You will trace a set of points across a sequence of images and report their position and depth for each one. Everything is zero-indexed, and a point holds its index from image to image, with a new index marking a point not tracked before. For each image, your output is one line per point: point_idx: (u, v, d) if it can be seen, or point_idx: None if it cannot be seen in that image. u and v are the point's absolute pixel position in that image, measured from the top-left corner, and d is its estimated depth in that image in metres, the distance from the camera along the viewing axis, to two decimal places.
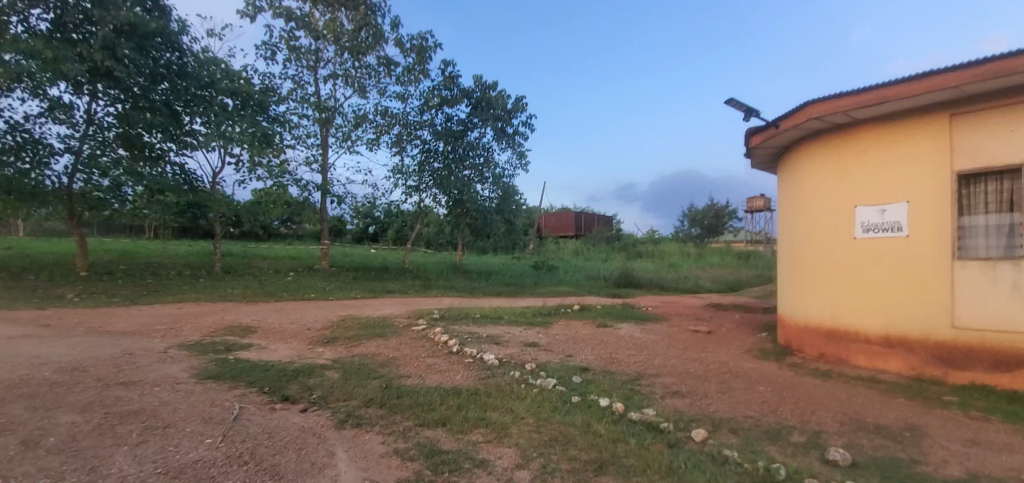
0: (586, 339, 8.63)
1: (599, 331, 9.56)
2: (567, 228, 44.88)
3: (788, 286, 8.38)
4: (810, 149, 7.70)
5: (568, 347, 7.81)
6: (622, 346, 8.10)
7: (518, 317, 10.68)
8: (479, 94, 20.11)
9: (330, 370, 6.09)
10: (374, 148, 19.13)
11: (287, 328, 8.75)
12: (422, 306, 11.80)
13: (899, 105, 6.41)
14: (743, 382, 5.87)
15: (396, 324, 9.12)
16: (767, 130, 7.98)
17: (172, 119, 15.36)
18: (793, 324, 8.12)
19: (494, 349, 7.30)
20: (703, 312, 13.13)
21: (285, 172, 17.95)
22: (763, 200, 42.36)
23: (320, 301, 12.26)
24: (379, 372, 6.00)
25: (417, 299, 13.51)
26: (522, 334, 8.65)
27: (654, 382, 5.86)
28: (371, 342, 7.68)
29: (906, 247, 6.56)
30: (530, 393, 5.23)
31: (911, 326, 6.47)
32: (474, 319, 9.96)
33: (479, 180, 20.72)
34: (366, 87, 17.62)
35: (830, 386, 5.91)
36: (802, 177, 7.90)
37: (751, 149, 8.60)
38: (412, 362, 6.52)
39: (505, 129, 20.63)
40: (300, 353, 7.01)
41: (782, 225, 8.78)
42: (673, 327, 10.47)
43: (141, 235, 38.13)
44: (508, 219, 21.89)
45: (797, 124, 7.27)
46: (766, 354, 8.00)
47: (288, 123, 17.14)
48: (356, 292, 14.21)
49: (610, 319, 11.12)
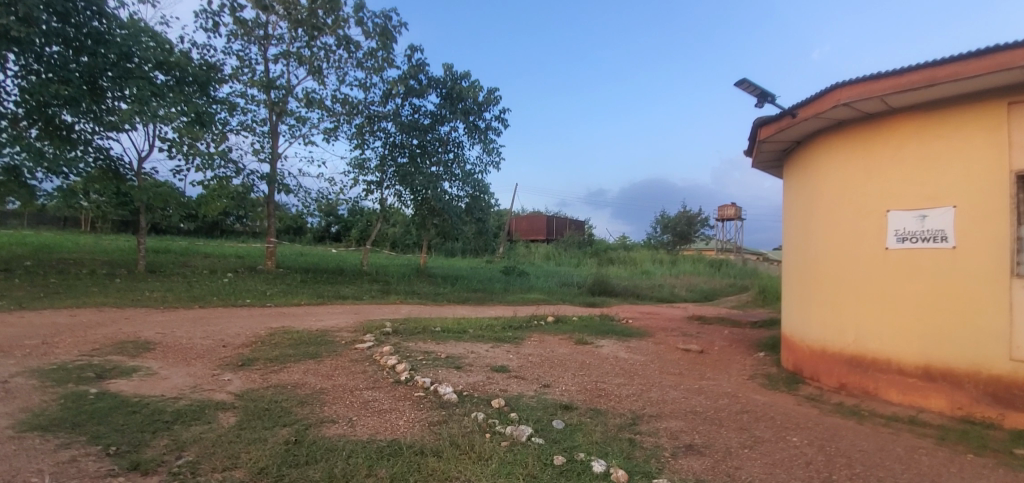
0: (563, 361, 7.26)
1: (577, 350, 8.21)
2: (539, 232, 43.61)
3: (798, 302, 7.23)
4: (830, 143, 6.57)
5: (543, 372, 6.45)
6: (608, 371, 6.75)
7: (485, 331, 9.23)
8: (451, 84, 18.64)
9: (229, 412, 4.50)
10: (331, 139, 17.39)
11: (197, 345, 7.02)
12: (373, 316, 10.22)
13: (947, 89, 5.31)
14: (769, 429, 4.59)
15: (337, 341, 7.49)
16: (780, 121, 6.80)
17: (82, 88, 13.04)
18: (804, 347, 6.96)
19: (453, 377, 5.81)
20: (689, 326, 11.96)
21: (229, 159, 16.02)
22: (734, 209, 42.30)
23: (255, 308, 10.48)
24: (294, 414, 4.44)
25: (369, 307, 11.91)
26: (488, 356, 7.18)
27: (657, 429, 4.50)
28: (298, 366, 6.06)
29: (951, 261, 5.44)
30: (498, 451, 3.83)
31: (958, 357, 5.33)
32: (433, 334, 8.43)
33: (448, 177, 19.18)
34: (322, 71, 15.95)
35: (875, 433, 4.71)
36: (820, 176, 6.76)
37: (757, 143, 7.43)
38: (346, 398, 4.97)
39: (477, 123, 19.22)
40: (195, 383, 5.37)
41: (791, 233, 7.65)
42: (661, 344, 9.23)
43: (76, 228, 35.01)
44: (477, 219, 20.43)
45: (821, 111, 6.11)
46: (774, 382, 6.81)
47: (233, 106, 15.32)
48: (301, 297, 12.41)
49: (589, 334, 9.79)
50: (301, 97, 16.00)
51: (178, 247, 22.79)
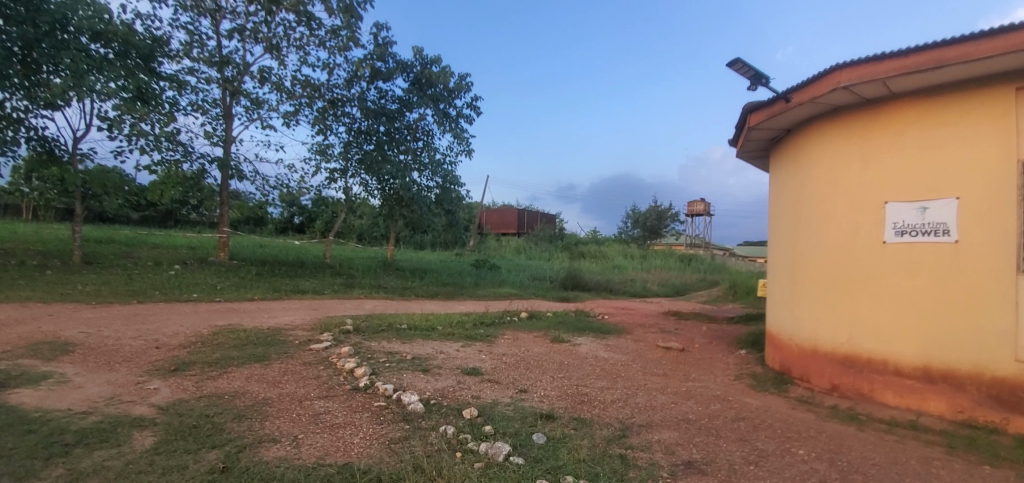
0: (540, 362, 6.72)
1: (554, 349, 7.68)
2: (510, 226, 43.03)
3: (786, 299, 6.87)
4: (824, 131, 6.19)
5: (519, 375, 5.88)
6: (589, 373, 6.25)
7: (454, 328, 8.61)
8: (419, 69, 17.83)
9: (146, 431, 3.76)
10: (291, 123, 16.34)
11: (125, 348, 6.15)
12: (333, 312, 9.44)
13: (953, 73, 4.97)
14: (771, 440, 4.16)
15: (290, 341, 6.73)
16: (772, 106, 6.38)
17: (9, 59, 11.68)
18: (793, 346, 6.61)
19: (419, 382, 5.17)
20: (666, 322, 11.61)
21: (177, 142, 14.94)
22: (703, 205, 42.83)
23: (202, 304, 9.56)
24: (227, 433, 3.72)
25: (330, 302, 11.10)
26: (459, 356, 6.57)
27: (649, 442, 4.00)
28: (240, 372, 5.31)
29: (953, 256, 5.13)
30: (470, 474, 3.24)
31: (959, 358, 5.04)
32: (399, 333, 7.76)
33: (418, 166, 18.35)
34: (280, 48, 15.04)
35: (882, 443, 4.35)
36: (812, 166, 6.38)
37: (745, 130, 7.01)
38: (294, 410, 4.29)
39: (448, 110, 18.47)
40: (114, 394, 4.58)
41: (778, 226, 7.30)
42: (640, 343, 8.80)
43: (15, 216, 32.52)
44: (448, 211, 19.69)
45: (818, 95, 5.69)
46: (763, 384, 6.44)
47: (183, 84, 14.38)
48: (255, 292, 11.49)
49: (566, 332, 9.29)
50: (257, 75, 15.03)
51: (124, 236, 21.21)
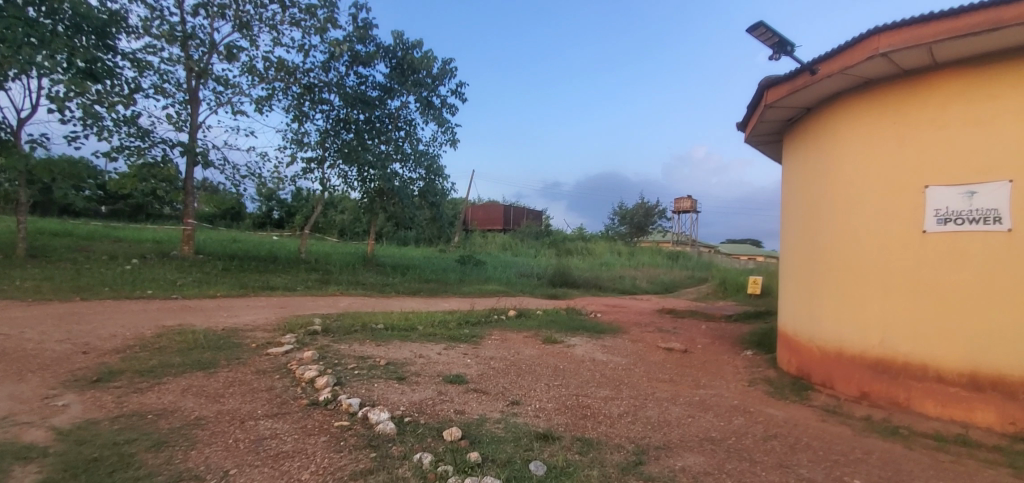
0: (532, 366, 5.95)
1: (547, 351, 6.92)
2: (495, 222, 42.18)
3: (803, 296, 6.21)
4: (852, 108, 5.52)
5: (509, 383, 5.11)
6: (588, 379, 5.50)
7: (436, 328, 7.80)
8: (401, 54, 16.90)
9: (32, 466, 2.95)
10: (262, 108, 15.30)
11: (44, 354, 5.22)
12: (301, 311, 8.54)
13: (1009, 37, 4.32)
14: (816, 465, 3.46)
15: (245, 343, 5.84)
16: (793, 81, 5.69)
17: None
18: (812, 349, 5.95)
19: (392, 394, 4.37)
20: (663, 320, 10.93)
21: (138, 125, 13.90)
22: (690, 202, 42.55)
23: (154, 301, 8.60)
24: (136, 468, 2.93)
25: (301, 299, 10.18)
26: (441, 361, 5.76)
27: (673, 471, 3.26)
28: (176, 384, 4.45)
29: (1004, 246, 4.49)
30: None
31: (1013, 363, 4.40)
32: (373, 334, 6.91)
33: (400, 157, 17.42)
34: (251, 26, 14.11)
35: (941, 468, 3.68)
36: (836, 148, 5.71)
37: (761, 109, 6.32)
38: (233, 433, 3.46)
39: (432, 99, 17.57)
40: (7, 415, 3.71)
41: (793, 216, 6.64)
42: (638, 343, 8.09)
43: None
44: (432, 204, 18.76)
45: (851, 64, 5.01)
46: (781, 390, 5.77)
47: (144, 65, 13.37)
48: (218, 288, 10.53)
49: (558, 332, 8.54)
50: (226, 55, 14.02)
51: (84, 229, 19.88)
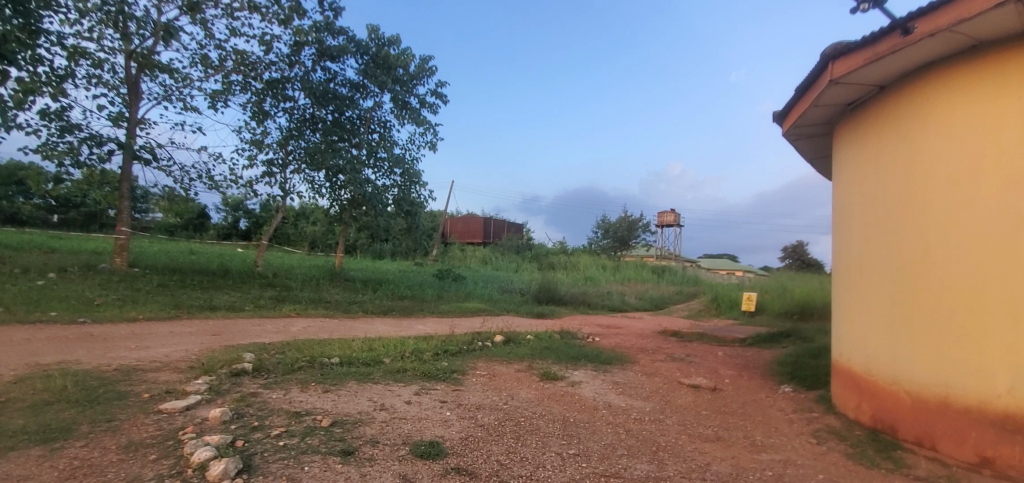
0: (534, 419, 4.44)
1: (548, 393, 5.40)
2: (475, 235, 40.64)
3: (875, 323, 4.88)
4: (953, 84, 4.24)
5: (504, 454, 3.56)
6: (611, 442, 4.00)
7: (407, 360, 6.21)
8: (375, 49, 15.39)
9: None
10: (215, 104, 13.57)
11: None
12: (238, 338, 6.83)
13: None
14: None
15: (134, 395, 4.17)
16: (873, 46, 4.38)
17: None
18: (895, 394, 4.60)
19: None
20: (670, 345, 9.52)
21: (67, 119, 12.05)
22: (674, 216, 41.85)
23: (51, 328, 6.80)
24: None
25: (245, 322, 8.45)
26: (410, 417, 4.17)
27: None
28: None
29: None
30: None
31: None
32: (322, 373, 5.29)
33: (373, 162, 15.79)
34: (202, 9, 12.47)
35: None
36: (924, 136, 4.44)
37: (820, 87, 5.04)
38: None
39: (408, 99, 16.06)
40: None
41: (853, 222, 5.36)
42: (655, 378, 6.63)
43: None
44: (407, 213, 17.07)
45: (967, 17, 3.71)
46: (862, 449, 4.40)
47: (76, 51, 11.60)
48: (145, 309, 8.72)
49: (555, 364, 7.02)
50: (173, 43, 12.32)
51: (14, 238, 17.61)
